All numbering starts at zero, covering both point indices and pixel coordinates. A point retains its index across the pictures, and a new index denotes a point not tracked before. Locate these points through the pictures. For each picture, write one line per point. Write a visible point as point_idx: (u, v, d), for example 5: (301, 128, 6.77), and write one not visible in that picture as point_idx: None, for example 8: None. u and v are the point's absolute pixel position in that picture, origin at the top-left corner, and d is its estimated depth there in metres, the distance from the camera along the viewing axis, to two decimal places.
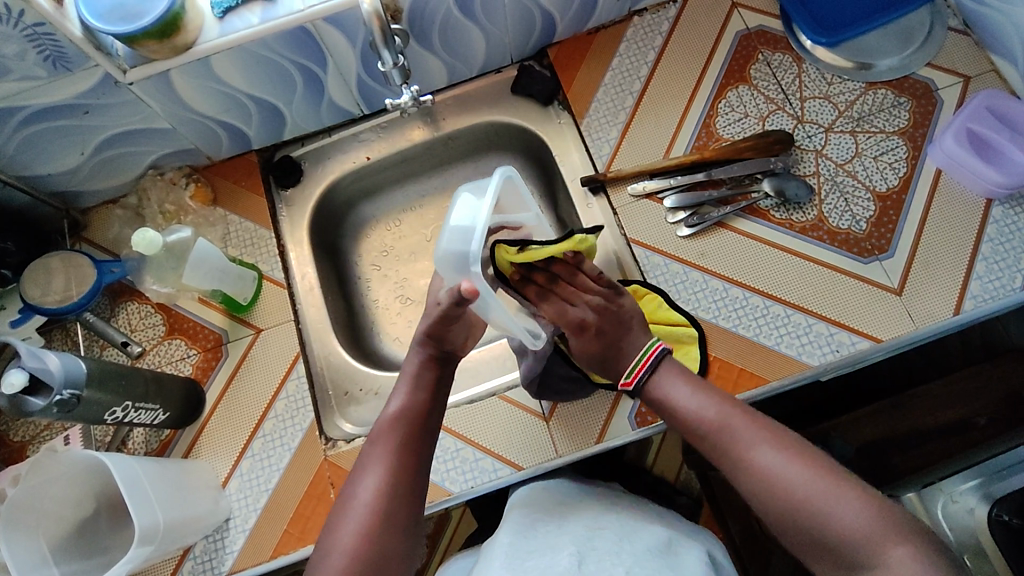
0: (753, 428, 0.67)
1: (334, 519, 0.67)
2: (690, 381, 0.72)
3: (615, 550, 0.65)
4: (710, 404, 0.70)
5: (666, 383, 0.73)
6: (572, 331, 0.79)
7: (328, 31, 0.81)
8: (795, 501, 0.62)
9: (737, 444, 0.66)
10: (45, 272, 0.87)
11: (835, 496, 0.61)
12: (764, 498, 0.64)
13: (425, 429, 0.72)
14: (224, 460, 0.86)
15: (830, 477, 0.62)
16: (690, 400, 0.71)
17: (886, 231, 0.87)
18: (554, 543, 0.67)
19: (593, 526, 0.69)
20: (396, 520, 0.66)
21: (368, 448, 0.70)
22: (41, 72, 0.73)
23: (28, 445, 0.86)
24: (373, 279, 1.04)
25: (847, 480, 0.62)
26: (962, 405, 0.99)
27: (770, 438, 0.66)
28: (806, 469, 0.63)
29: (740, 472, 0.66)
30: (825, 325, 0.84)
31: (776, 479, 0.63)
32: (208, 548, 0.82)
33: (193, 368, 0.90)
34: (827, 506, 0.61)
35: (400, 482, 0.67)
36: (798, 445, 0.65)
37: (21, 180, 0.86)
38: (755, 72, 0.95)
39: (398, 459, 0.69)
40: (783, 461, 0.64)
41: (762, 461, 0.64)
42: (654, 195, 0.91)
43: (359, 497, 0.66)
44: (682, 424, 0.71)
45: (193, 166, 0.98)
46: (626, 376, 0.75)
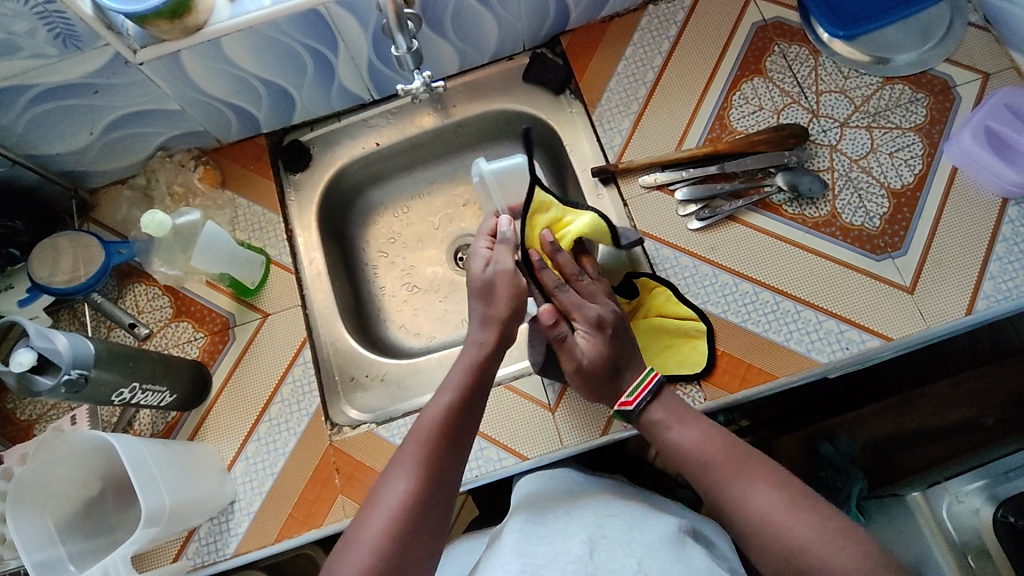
0: (749, 471, 0.65)
1: (360, 514, 0.64)
2: (684, 419, 0.71)
3: (626, 538, 0.64)
4: (705, 443, 0.68)
5: (660, 416, 0.72)
6: (588, 326, 0.77)
7: (340, 14, 0.80)
8: (797, 548, 0.59)
9: (729, 483, 0.65)
10: (53, 251, 0.87)
11: (834, 538, 0.59)
12: (764, 546, 0.61)
13: (464, 431, 0.70)
14: (229, 443, 0.86)
15: (828, 520, 0.60)
16: (683, 437, 0.69)
17: (900, 228, 0.86)
18: (565, 530, 0.66)
19: (602, 513, 0.69)
20: (425, 523, 0.63)
21: (404, 446, 0.68)
22: (51, 50, 0.72)
23: (35, 424, 0.87)
24: (380, 265, 1.04)
25: (848, 528, 0.60)
26: (970, 405, 0.99)
27: (767, 478, 0.64)
28: (805, 517, 0.61)
29: (738, 520, 0.63)
30: (835, 322, 0.83)
31: (772, 521, 0.61)
32: (212, 530, 0.83)
33: (200, 351, 0.90)
34: (824, 549, 0.59)
35: (431, 485, 0.65)
36: (799, 491, 0.63)
37: (29, 159, 0.86)
38: (770, 64, 0.94)
39: (431, 461, 0.66)
40: (780, 504, 0.62)
41: (760, 506, 0.62)
42: (665, 187, 0.91)
43: (390, 493, 0.64)
44: (679, 463, 0.69)
45: (201, 149, 0.97)
46: (628, 396, 0.73)
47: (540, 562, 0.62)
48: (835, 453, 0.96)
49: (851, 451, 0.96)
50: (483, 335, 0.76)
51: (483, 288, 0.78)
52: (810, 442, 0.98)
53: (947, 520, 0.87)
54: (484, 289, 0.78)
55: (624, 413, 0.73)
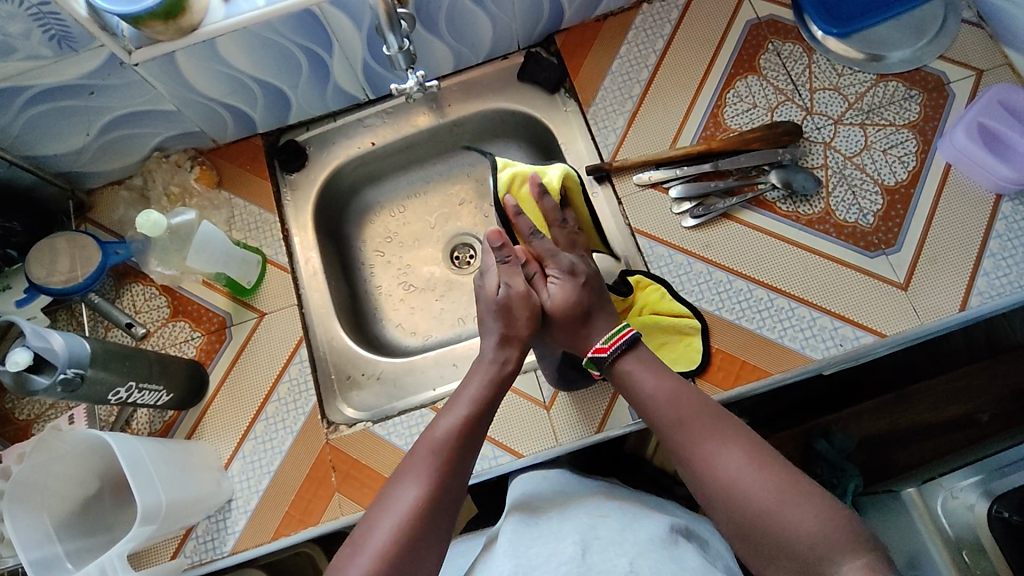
0: (717, 430, 0.66)
1: (367, 519, 0.64)
2: (660, 374, 0.73)
3: (619, 539, 0.65)
4: (678, 400, 0.70)
5: (635, 369, 0.74)
6: (561, 274, 0.80)
7: (334, 14, 0.80)
8: (754, 504, 0.60)
9: (697, 439, 0.66)
10: (50, 251, 0.87)
11: (794, 500, 0.60)
12: (724, 502, 0.62)
13: (475, 445, 0.71)
14: (226, 442, 0.86)
15: (791, 482, 0.61)
16: (657, 390, 0.71)
17: (893, 225, 0.86)
18: (557, 530, 0.67)
19: (595, 513, 0.70)
20: (434, 531, 0.63)
21: (414, 455, 0.68)
22: (46, 51, 0.73)
23: (33, 424, 0.87)
24: (376, 265, 1.04)
25: (810, 488, 0.61)
26: (965, 402, 1.00)
27: (735, 440, 0.65)
28: (767, 475, 0.62)
29: (703, 476, 0.65)
30: (829, 319, 0.83)
31: (734, 477, 0.62)
32: (210, 529, 0.83)
33: (197, 350, 0.90)
34: (783, 509, 0.59)
35: (444, 493, 0.66)
36: (765, 452, 0.64)
37: (26, 160, 0.86)
38: (764, 62, 0.94)
39: (444, 469, 0.67)
40: (746, 464, 0.63)
41: (725, 463, 0.64)
42: (659, 185, 0.91)
43: (401, 500, 0.64)
44: (652, 419, 0.71)
45: (198, 149, 0.98)
46: (602, 343, 0.76)
47: (532, 564, 0.62)
48: (830, 450, 0.97)
49: (846, 447, 0.98)
50: (500, 354, 0.77)
51: (500, 309, 0.79)
52: (805, 439, 0.98)
53: (941, 515, 0.87)
54: (502, 307, 0.79)
55: (597, 361, 0.75)
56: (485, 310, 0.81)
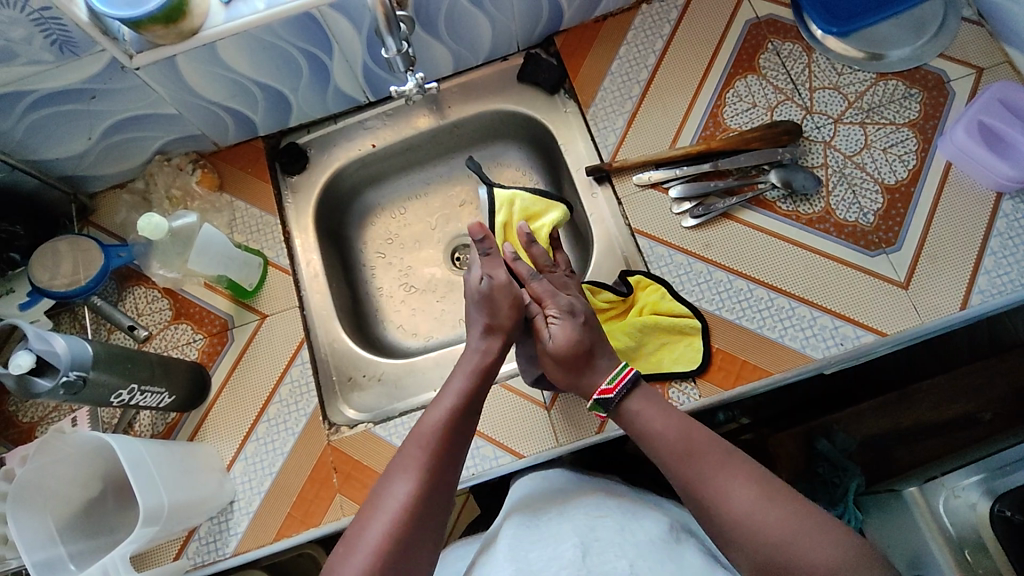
0: (727, 465, 0.66)
1: (361, 516, 0.65)
2: (665, 410, 0.72)
3: (619, 541, 0.65)
4: (686, 434, 0.69)
5: (640, 407, 0.73)
6: (561, 315, 0.79)
7: (334, 16, 0.81)
8: (773, 543, 0.60)
9: (706, 474, 0.65)
10: (53, 255, 0.88)
11: (811, 534, 0.60)
12: (742, 539, 0.62)
13: (463, 437, 0.71)
14: (228, 443, 0.87)
15: (805, 516, 0.61)
16: (662, 427, 0.70)
17: (894, 224, 0.86)
18: (557, 532, 0.67)
19: (595, 513, 0.70)
20: (426, 524, 0.64)
21: (404, 448, 0.69)
22: (48, 56, 0.73)
23: (37, 426, 0.88)
24: (378, 266, 1.04)
25: (824, 519, 0.61)
26: (968, 400, 0.99)
27: (745, 473, 0.65)
28: (783, 508, 0.62)
29: (716, 512, 0.64)
30: (830, 318, 0.83)
31: (750, 514, 0.62)
32: (212, 530, 0.83)
33: (199, 352, 0.91)
34: (800, 545, 0.60)
35: (435, 488, 0.66)
36: (773, 482, 0.64)
37: (29, 164, 0.87)
38: (763, 61, 0.94)
39: (433, 463, 0.67)
40: (758, 498, 0.63)
41: (739, 499, 0.63)
42: (659, 185, 0.91)
43: (393, 495, 0.65)
44: (658, 454, 0.70)
45: (199, 152, 0.98)
46: (606, 385, 0.74)
47: (534, 567, 0.62)
48: (832, 450, 0.97)
49: (848, 446, 0.98)
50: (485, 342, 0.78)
51: (484, 299, 0.80)
52: (807, 439, 0.98)
53: (944, 515, 0.87)
54: (486, 298, 0.79)
55: (603, 403, 0.74)
56: (470, 301, 0.82)
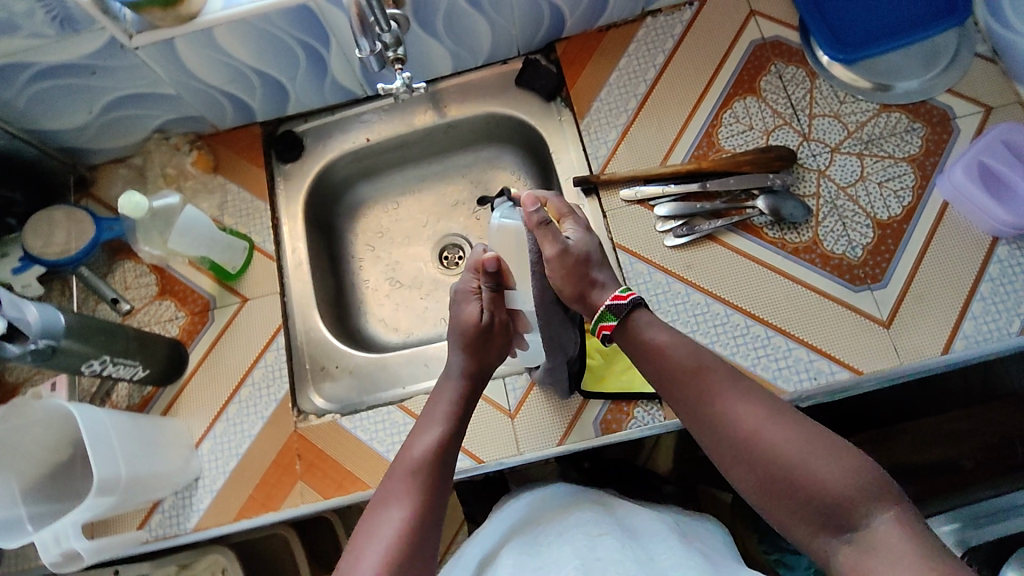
0: (733, 383, 0.64)
1: (354, 547, 0.61)
2: (670, 327, 0.70)
3: (619, 556, 0.62)
4: (691, 351, 0.67)
5: (650, 321, 0.70)
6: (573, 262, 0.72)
7: (330, 10, 0.81)
8: (783, 459, 0.58)
9: (711, 395, 0.64)
10: (48, 223, 0.90)
11: (819, 453, 0.58)
12: (747, 459, 0.60)
13: (450, 469, 0.69)
14: (199, 421, 0.89)
15: (813, 433, 0.59)
16: (671, 345, 0.68)
17: (882, 260, 0.84)
18: (556, 553, 0.63)
19: (594, 531, 0.66)
20: (425, 547, 0.62)
21: (392, 477, 0.67)
22: (49, 31, 0.75)
23: (20, 387, 0.91)
24: (365, 259, 1.05)
25: (831, 440, 0.59)
26: (950, 446, 0.97)
27: (751, 395, 0.63)
28: (788, 427, 0.60)
29: (722, 429, 0.63)
30: (805, 350, 0.82)
31: (757, 434, 0.60)
32: (176, 504, 0.85)
33: (179, 330, 0.92)
34: (809, 463, 0.57)
35: (430, 514, 0.64)
36: (778, 402, 0.63)
37: (28, 133, 0.89)
38: (765, 84, 0.92)
39: (426, 490, 0.65)
40: (765, 418, 0.61)
41: (744, 417, 0.62)
42: (646, 201, 0.90)
43: (388, 523, 0.62)
44: (662, 370, 0.68)
45: (198, 133, 1.00)
46: (621, 292, 0.72)
47: None
48: None
49: None
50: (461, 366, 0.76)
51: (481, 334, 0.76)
52: None
53: None
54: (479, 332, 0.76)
55: (613, 312, 0.71)
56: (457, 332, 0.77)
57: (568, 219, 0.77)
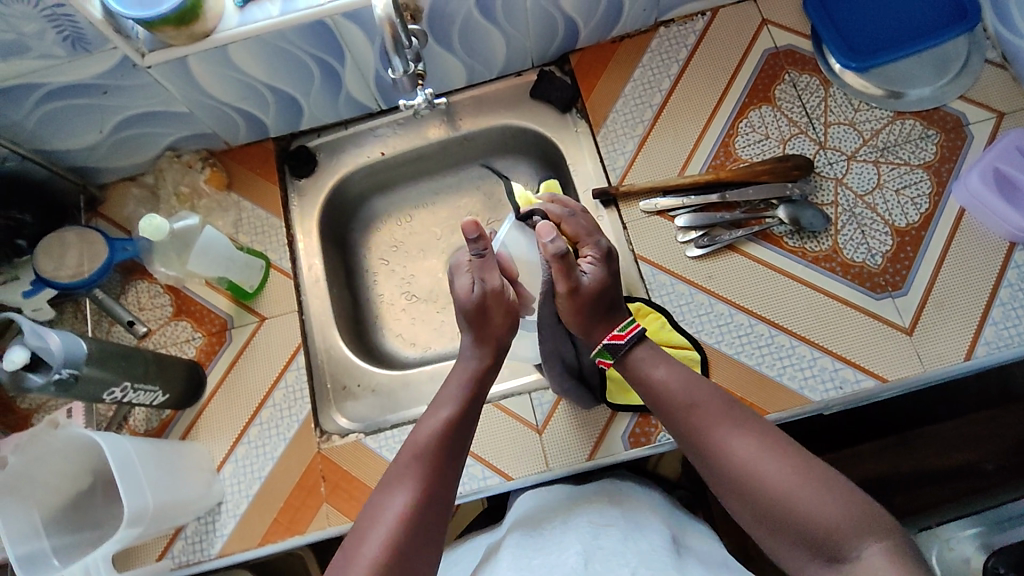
0: (728, 418, 0.66)
1: (358, 531, 0.63)
2: (669, 363, 0.72)
3: (621, 549, 0.65)
4: (690, 386, 0.69)
5: (647, 358, 0.73)
6: (586, 302, 0.73)
7: (347, 26, 0.81)
8: (775, 493, 0.60)
9: (707, 429, 0.66)
10: (60, 245, 0.89)
11: (811, 487, 0.59)
12: (740, 493, 0.62)
13: (463, 446, 0.70)
14: (220, 444, 0.87)
15: (806, 469, 0.61)
16: (668, 381, 0.71)
17: (902, 267, 0.85)
18: (561, 540, 0.67)
19: (598, 521, 0.70)
20: (425, 532, 0.63)
21: (400, 457, 0.68)
22: (60, 51, 0.73)
23: (34, 414, 0.89)
24: (380, 273, 1.04)
25: (825, 474, 0.60)
26: (970, 450, 0.98)
27: (747, 430, 0.65)
28: (781, 462, 0.61)
29: (715, 462, 0.64)
30: (830, 359, 0.82)
31: (750, 466, 0.62)
32: (199, 530, 0.84)
33: (197, 351, 0.91)
34: (801, 497, 0.59)
35: (431, 499, 0.65)
36: (775, 436, 0.64)
37: (39, 154, 0.88)
38: (779, 93, 0.93)
39: (430, 471, 0.66)
40: (761, 452, 0.63)
41: (740, 450, 0.63)
42: (666, 213, 0.90)
43: (390, 508, 0.63)
44: (660, 405, 0.70)
45: (210, 150, 0.99)
46: (620, 330, 0.74)
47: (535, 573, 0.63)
48: None
49: None
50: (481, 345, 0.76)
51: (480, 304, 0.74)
52: None
53: None
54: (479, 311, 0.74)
55: (612, 350, 0.74)
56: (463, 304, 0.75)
57: (586, 244, 0.77)
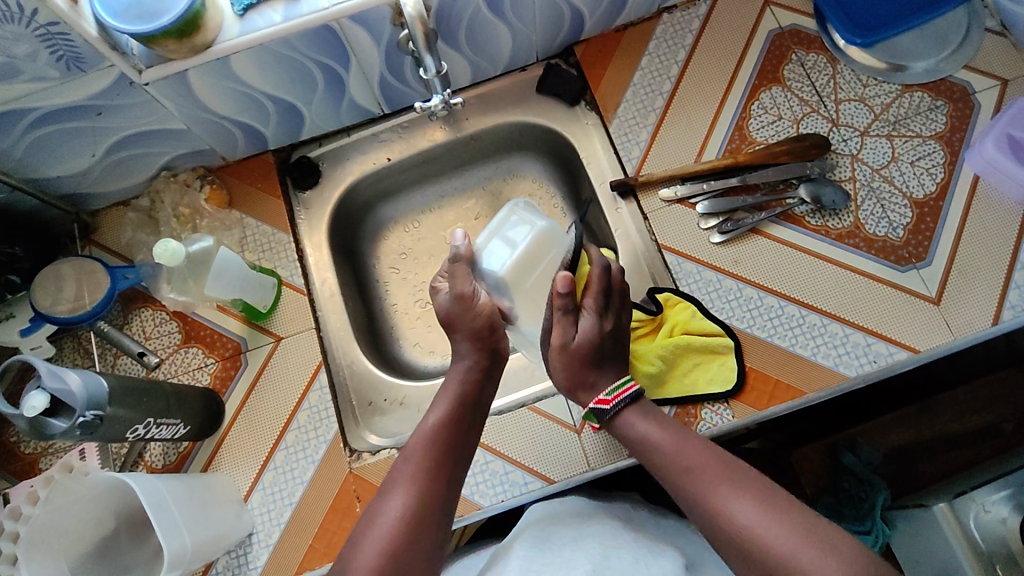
0: (723, 475, 0.65)
1: (355, 538, 0.65)
2: (661, 423, 0.72)
3: (632, 573, 0.64)
4: (683, 447, 0.69)
5: (636, 420, 0.72)
6: (573, 361, 0.75)
7: (352, 29, 0.77)
8: (774, 554, 0.59)
9: (703, 490, 0.65)
10: (56, 279, 0.83)
11: (813, 546, 0.58)
12: (739, 555, 0.61)
13: (461, 449, 0.71)
14: (245, 473, 0.83)
15: (806, 528, 0.60)
16: (660, 442, 0.70)
17: (924, 238, 0.85)
18: (570, 557, 0.66)
19: (610, 545, 0.68)
20: (422, 539, 0.64)
21: (398, 466, 0.69)
22: (53, 72, 0.69)
23: (41, 458, 0.84)
24: (392, 282, 1.01)
25: (828, 531, 0.60)
26: (989, 411, 0.99)
27: (743, 487, 0.64)
28: (780, 521, 0.60)
29: (714, 523, 0.63)
30: (862, 335, 0.82)
31: (747, 528, 0.61)
32: (230, 564, 0.80)
33: (212, 377, 0.87)
34: (804, 556, 0.58)
35: (428, 505, 0.66)
36: (772, 493, 0.63)
37: (28, 183, 0.82)
38: (788, 72, 0.92)
39: (427, 476, 0.68)
40: (759, 512, 0.62)
41: (736, 509, 0.62)
42: (686, 200, 0.89)
43: (386, 514, 0.65)
44: (657, 463, 0.69)
45: (207, 167, 0.94)
46: (606, 394, 0.74)
47: None
48: (857, 463, 0.97)
49: (872, 459, 0.98)
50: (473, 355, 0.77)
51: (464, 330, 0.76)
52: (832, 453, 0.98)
53: (975, 528, 0.84)
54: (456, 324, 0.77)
55: (598, 413, 0.74)
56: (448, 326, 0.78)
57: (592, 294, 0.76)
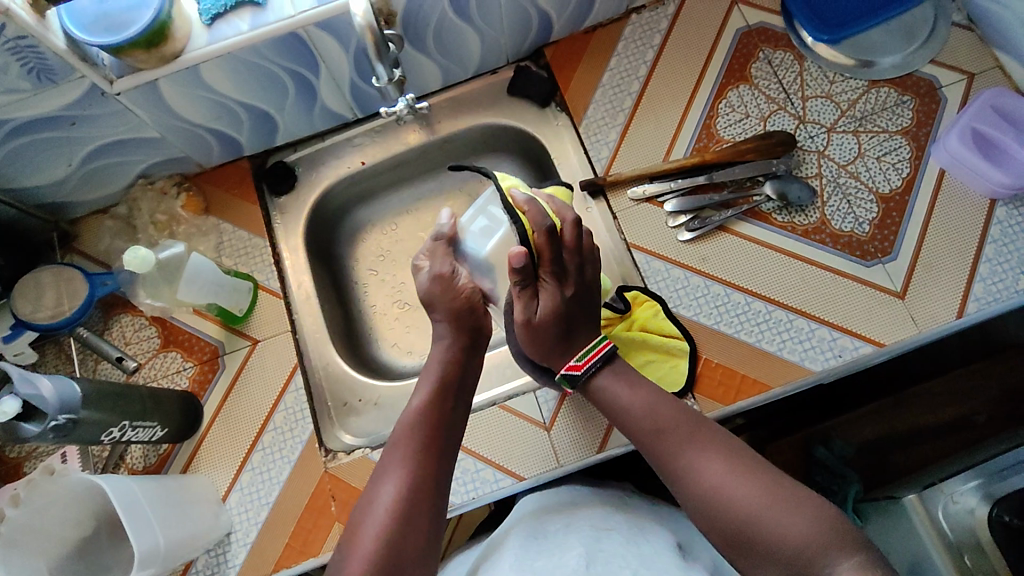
0: (696, 437, 0.66)
1: (351, 525, 0.64)
2: (635, 386, 0.72)
3: (621, 551, 0.64)
4: (657, 408, 0.69)
5: (609, 383, 0.73)
6: (539, 333, 0.74)
7: (319, 36, 0.79)
8: (745, 516, 0.60)
9: (678, 451, 0.66)
10: (35, 286, 0.85)
11: (786, 506, 0.60)
12: (709, 516, 0.62)
13: (448, 431, 0.71)
14: (223, 473, 0.85)
15: (774, 487, 0.61)
16: (635, 404, 0.70)
17: (889, 233, 0.86)
18: (562, 542, 0.66)
19: (600, 526, 0.69)
20: (419, 521, 0.64)
21: (387, 451, 0.69)
22: (25, 84, 0.70)
23: (24, 462, 0.86)
24: (370, 284, 1.02)
25: (799, 492, 0.61)
26: (961, 403, 1.00)
27: (718, 449, 0.65)
28: (752, 482, 0.62)
29: (687, 487, 0.64)
30: (828, 330, 0.83)
31: (721, 489, 0.62)
32: (210, 562, 0.82)
33: (190, 381, 0.89)
34: (776, 516, 0.59)
35: (421, 488, 0.65)
36: (743, 453, 0.65)
37: (6, 193, 0.84)
38: (755, 70, 0.93)
39: (419, 460, 0.67)
40: (731, 472, 0.63)
41: (709, 471, 0.63)
42: (654, 199, 0.90)
43: (379, 500, 0.64)
44: (632, 431, 0.70)
45: (183, 175, 0.96)
46: (577, 360, 0.73)
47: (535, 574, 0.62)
48: (829, 456, 0.99)
49: (845, 453, 1.00)
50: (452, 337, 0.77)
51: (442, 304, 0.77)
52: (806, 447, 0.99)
53: (942, 519, 0.85)
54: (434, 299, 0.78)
55: (571, 379, 0.74)
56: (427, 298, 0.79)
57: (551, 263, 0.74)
